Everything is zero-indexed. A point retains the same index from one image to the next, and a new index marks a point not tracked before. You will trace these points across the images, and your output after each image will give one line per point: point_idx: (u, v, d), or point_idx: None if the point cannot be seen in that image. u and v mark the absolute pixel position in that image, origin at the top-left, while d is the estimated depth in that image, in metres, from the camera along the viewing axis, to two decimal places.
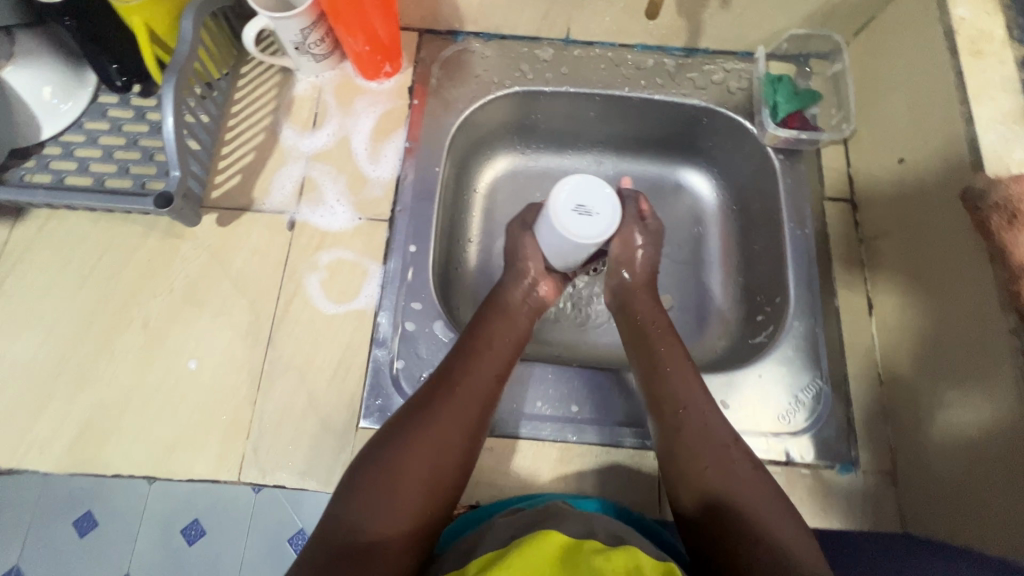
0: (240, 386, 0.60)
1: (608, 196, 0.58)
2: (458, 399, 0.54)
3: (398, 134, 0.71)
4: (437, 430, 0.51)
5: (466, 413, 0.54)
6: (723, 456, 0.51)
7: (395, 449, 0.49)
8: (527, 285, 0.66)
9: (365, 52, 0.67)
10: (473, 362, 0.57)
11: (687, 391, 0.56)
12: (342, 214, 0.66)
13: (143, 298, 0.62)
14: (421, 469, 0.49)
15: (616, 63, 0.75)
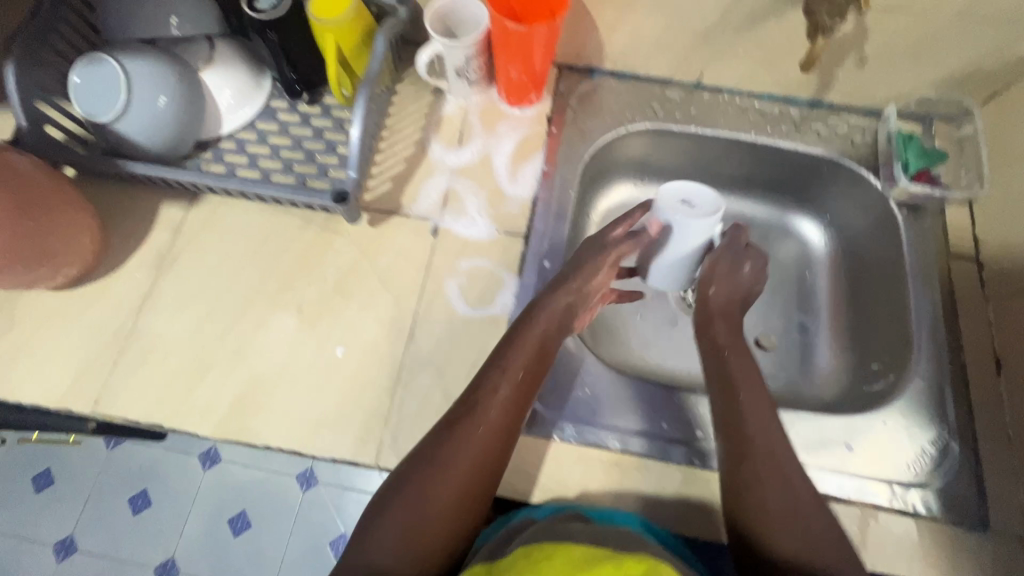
0: (383, 375, 0.63)
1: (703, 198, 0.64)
2: (462, 433, 0.53)
3: (537, 157, 0.75)
4: (453, 466, 0.52)
5: (485, 448, 0.53)
6: (784, 487, 0.53)
7: (403, 487, 0.51)
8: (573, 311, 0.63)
9: (515, 82, 0.74)
10: (473, 392, 0.56)
11: (760, 424, 0.57)
12: (482, 225, 0.71)
13: (298, 285, 0.67)
14: (422, 496, 0.51)
15: (743, 109, 0.79)
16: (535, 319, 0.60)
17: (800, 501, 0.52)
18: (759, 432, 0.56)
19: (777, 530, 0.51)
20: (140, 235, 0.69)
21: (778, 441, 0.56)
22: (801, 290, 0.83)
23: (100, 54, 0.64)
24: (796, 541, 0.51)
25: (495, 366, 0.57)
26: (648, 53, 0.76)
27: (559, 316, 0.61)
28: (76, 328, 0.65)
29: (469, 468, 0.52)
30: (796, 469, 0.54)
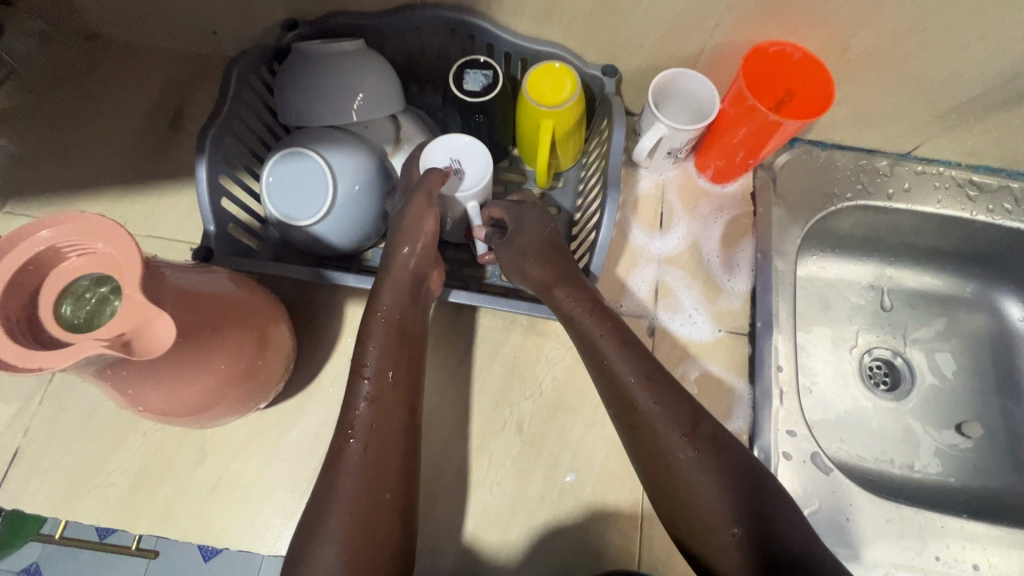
0: (624, 506, 0.57)
1: (479, 153, 0.58)
2: (344, 466, 0.47)
3: (748, 241, 0.69)
4: (342, 497, 0.46)
5: (372, 485, 0.46)
6: (704, 466, 0.47)
7: (323, 524, 0.45)
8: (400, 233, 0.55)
9: (725, 163, 0.67)
10: (352, 406, 0.49)
11: (644, 394, 0.50)
12: (702, 324, 0.65)
13: (514, 399, 0.61)
14: (332, 541, 0.44)
15: (959, 184, 0.73)
16: (384, 312, 0.53)
17: (720, 470, 0.47)
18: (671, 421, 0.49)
19: (722, 513, 0.45)
20: (330, 343, 0.62)
21: (659, 415, 0.49)
22: (1001, 371, 0.79)
23: (301, 147, 0.57)
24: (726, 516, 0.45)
25: (360, 374, 0.50)
26: (867, 125, 0.69)
27: (416, 269, 0.55)
28: (274, 457, 0.57)
29: (351, 493, 0.46)
30: (683, 442, 0.48)
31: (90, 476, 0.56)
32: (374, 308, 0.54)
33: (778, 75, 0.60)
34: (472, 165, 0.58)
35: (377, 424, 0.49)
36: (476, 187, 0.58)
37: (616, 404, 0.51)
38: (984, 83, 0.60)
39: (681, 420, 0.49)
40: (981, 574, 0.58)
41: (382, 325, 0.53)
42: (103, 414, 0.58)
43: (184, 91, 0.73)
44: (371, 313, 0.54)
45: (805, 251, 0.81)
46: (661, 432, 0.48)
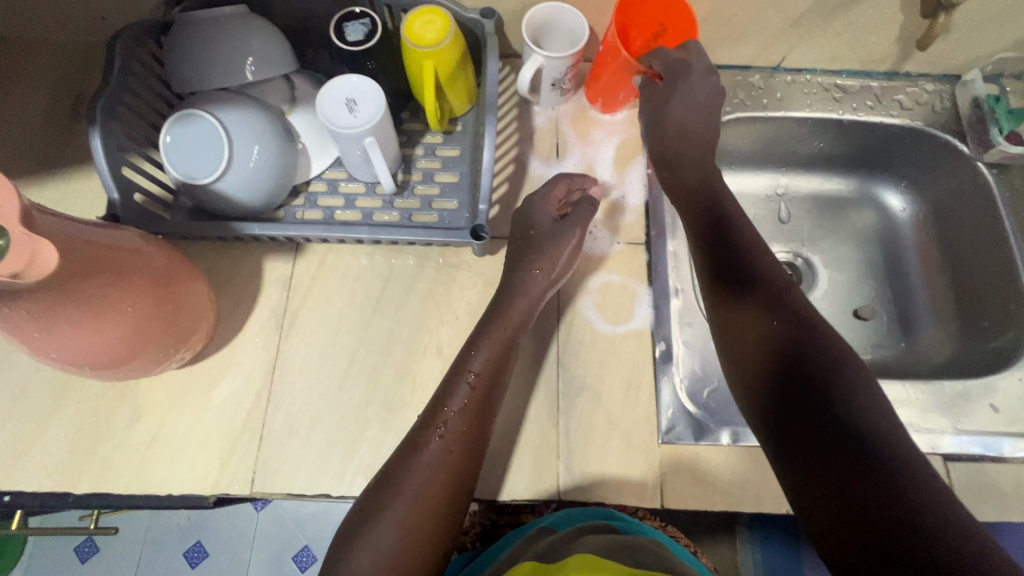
0: (542, 406, 0.62)
1: (376, 95, 0.61)
2: (422, 458, 0.54)
3: (639, 160, 0.74)
4: (412, 492, 0.53)
5: (447, 479, 0.54)
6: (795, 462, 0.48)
7: (388, 505, 0.52)
8: (526, 261, 0.63)
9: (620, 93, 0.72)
10: (451, 414, 0.56)
11: (757, 343, 0.56)
12: (603, 239, 0.70)
13: (433, 326, 0.65)
14: (393, 527, 0.51)
15: (825, 88, 0.80)
16: (512, 318, 0.61)
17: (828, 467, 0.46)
18: (807, 415, 0.50)
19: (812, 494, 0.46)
20: (251, 296, 0.65)
21: (762, 366, 0.55)
22: (890, 257, 0.86)
23: (194, 111, 0.60)
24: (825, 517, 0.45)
25: (464, 379, 0.57)
26: (734, 42, 0.75)
27: (542, 288, 0.62)
28: (208, 407, 0.60)
29: (419, 490, 0.53)
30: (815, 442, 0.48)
31: (28, 446, 0.58)
32: (498, 317, 0.60)
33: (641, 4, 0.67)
34: (367, 106, 0.61)
35: (463, 432, 0.55)
36: (368, 125, 0.60)
37: (737, 353, 0.57)
38: None
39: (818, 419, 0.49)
40: None
41: (495, 342, 0.59)
42: (34, 389, 0.60)
43: (83, 79, 0.74)
44: (488, 324, 0.60)
45: None
46: (764, 366, 0.55)
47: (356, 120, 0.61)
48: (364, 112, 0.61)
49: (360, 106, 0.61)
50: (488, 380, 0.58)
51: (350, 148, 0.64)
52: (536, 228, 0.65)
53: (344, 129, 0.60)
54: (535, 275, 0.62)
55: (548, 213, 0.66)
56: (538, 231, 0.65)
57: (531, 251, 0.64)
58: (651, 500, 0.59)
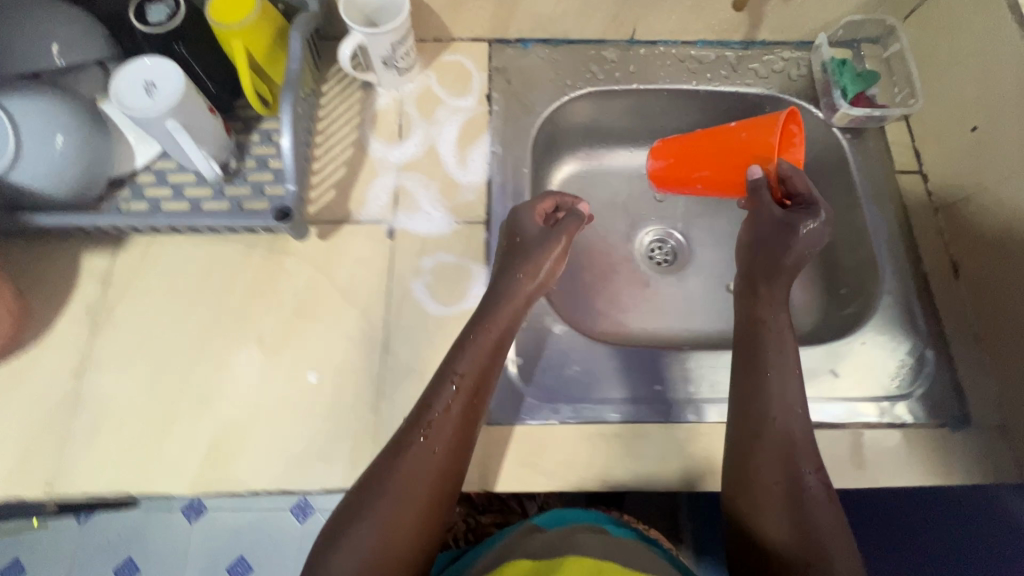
0: (365, 393, 0.60)
1: (174, 76, 0.59)
2: (407, 460, 0.50)
3: (483, 139, 0.72)
4: (411, 497, 0.49)
5: (427, 482, 0.50)
6: (792, 469, 0.52)
7: (365, 514, 0.48)
8: (506, 266, 0.61)
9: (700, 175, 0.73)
10: (436, 421, 0.52)
11: (779, 381, 0.56)
12: (439, 220, 0.68)
13: (256, 315, 0.63)
14: (400, 526, 0.48)
15: (681, 59, 0.78)
16: (491, 323, 0.57)
17: (795, 486, 0.51)
18: (785, 428, 0.54)
19: (774, 495, 0.51)
20: (63, 292, 0.62)
21: (777, 424, 0.54)
22: None
23: None
24: (772, 518, 0.50)
25: (450, 380, 0.54)
26: (577, 15, 0.74)
27: (526, 293, 0.60)
28: (10, 408, 0.58)
29: (405, 494, 0.49)
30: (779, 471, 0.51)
31: None
32: (485, 323, 0.58)
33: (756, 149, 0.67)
34: (166, 88, 0.58)
35: (457, 435, 0.52)
36: (164, 107, 0.58)
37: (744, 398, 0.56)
38: None
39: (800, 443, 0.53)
40: (696, 393, 0.64)
41: (484, 347, 0.56)
42: None
43: None
44: (479, 324, 0.58)
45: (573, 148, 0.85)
46: (765, 408, 0.54)
47: (155, 103, 0.58)
48: (162, 95, 0.58)
49: (158, 87, 0.58)
50: (473, 388, 0.55)
51: (158, 134, 0.61)
52: (518, 237, 0.63)
53: (139, 112, 0.58)
54: (524, 287, 0.60)
55: (536, 222, 0.64)
56: (518, 240, 0.62)
57: (523, 257, 0.61)
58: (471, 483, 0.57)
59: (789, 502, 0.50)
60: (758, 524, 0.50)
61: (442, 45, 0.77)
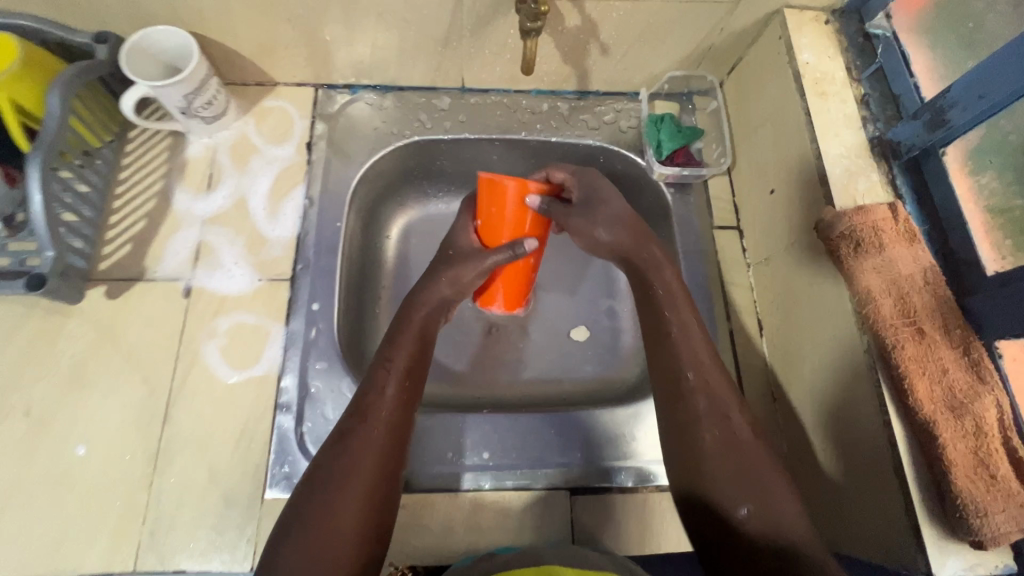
0: (137, 466, 0.57)
1: None
2: (354, 448, 0.48)
3: (298, 191, 0.70)
4: (365, 467, 0.48)
5: (380, 468, 0.49)
6: (727, 442, 0.49)
7: (318, 503, 0.45)
8: (455, 270, 0.61)
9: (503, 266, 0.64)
10: (371, 395, 0.52)
11: (688, 351, 0.54)
12: (240, 276, 0.66)
13: (25, 384, 0.59)
14: (357, 493, 0.46)
15: (513, 109, 0.78)
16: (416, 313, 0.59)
17: (737, 447, 0.49)
18: (705, 405, 0.51)
19: (710, 459, 0.49)
20: None
21: (703, 392, 0.51)
22: (606, 275, 0.86)
23: None
24: (728, 485, 0.47)
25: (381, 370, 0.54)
26: (399, 65, 0.72)
27: (444, 292, 0.61)
28: None
29: (353, 483, 0.47)
30: (717, 423, 0.50)
31: None
32: (405, 317, 0.59)
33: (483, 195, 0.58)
34: None
35: (403, 409, 0.52)
36: None
37: (659, 361, 0.54)
38: (444, 6, 0.63)
39: (730, 406, 0.51)
40: (489, 460, 0.61)
41: (409, 337, 0.57)
42: None
43: None
44: (401, 319, 0.59)
45: (419, 190, 0.83)
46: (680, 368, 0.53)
47: None
48: None
49: None
50: (407, 365, 0.55)
51: None
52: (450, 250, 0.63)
53: None
54: (445, 286, 0.60)
55: (472, 240, 0.63)
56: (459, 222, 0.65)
57: (449, 264, 0.62)
58: (243, 563, 0.55)
59: (761, 473, 0.48)
60: (716, 509, 0.47)
61: (266, 88, 0.75)
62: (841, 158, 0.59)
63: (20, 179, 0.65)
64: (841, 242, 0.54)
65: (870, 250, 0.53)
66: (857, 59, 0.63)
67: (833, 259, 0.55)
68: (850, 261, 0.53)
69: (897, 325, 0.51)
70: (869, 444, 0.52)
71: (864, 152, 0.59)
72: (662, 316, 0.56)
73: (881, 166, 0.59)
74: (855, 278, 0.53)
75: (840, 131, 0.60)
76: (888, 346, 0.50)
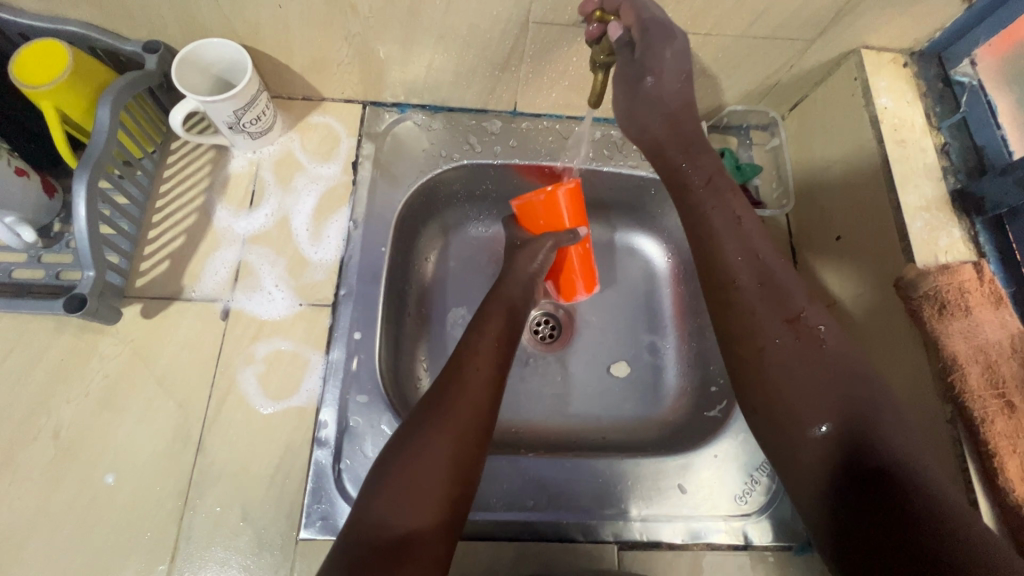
0: (165, 499, 0.55)
1: None
2: (453, 400, 0.51)
3: (342, 212, 0.68)
4: (464, 411, 0.51)
5: (476, 412, 0.51)
6: (803, 347, 0.48)
7: (422, 441, 0.48)
8: (529, 248, 0.69)
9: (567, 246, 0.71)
10: (469, 351, 0.56)
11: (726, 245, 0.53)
12: (281, 300, 0.63)
13: (53, 406, 0.56)
14: (450, 444, 0.48)
15: (564, 135, 0.75)
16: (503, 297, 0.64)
17: (814, 357, 0.47)
18: (767, 317, 0.50)
19: (782, 356, 0.48)
20: None
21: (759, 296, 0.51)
22: (648, 308, 0.82)
23: None
24: (810, 391, 0.46)
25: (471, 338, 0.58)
26: (453, 87, 0.70)
27: (529, 276, 0.67)
28: None
29: (452, 423, 0.49)
30: (783, 330, 0.49)
31: None
32: (496, 291, 0.65)
33: (530, 198, 0.68)
34: None
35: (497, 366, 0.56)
36: None
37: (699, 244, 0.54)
38: (509, 32, 0.61)
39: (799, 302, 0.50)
40: (535, 509, 0.59)
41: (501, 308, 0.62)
42: None
43: None
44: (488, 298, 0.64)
45: (461, 211, 0.79)
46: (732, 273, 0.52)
47: None
48: None
49: None
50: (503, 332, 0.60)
51: None
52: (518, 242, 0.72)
53: None
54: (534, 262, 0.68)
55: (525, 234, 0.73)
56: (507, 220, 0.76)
57: (519, 252, 0.70)
58: None
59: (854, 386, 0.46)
60: (796, 420, 0.46)
61: (313, 103, 0.73)
62: (920, 211, 0.56)
63: (57, 190, 0.63)
64: (924, 303, 0.51)
65: (955, 313, 0.50)
66: (936, 105, 0.61)
67: (914, 319, 0.52)
68: (935, 325, 0.50)
69: (984, 397, 0.47)
70: None
71: (944, 206, 0.56)
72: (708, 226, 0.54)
73: (961, 221, 0.56)
74: (941, 342, 0.50)
75: (919, 182, 0.57)
76: (976, 418, 0.47)
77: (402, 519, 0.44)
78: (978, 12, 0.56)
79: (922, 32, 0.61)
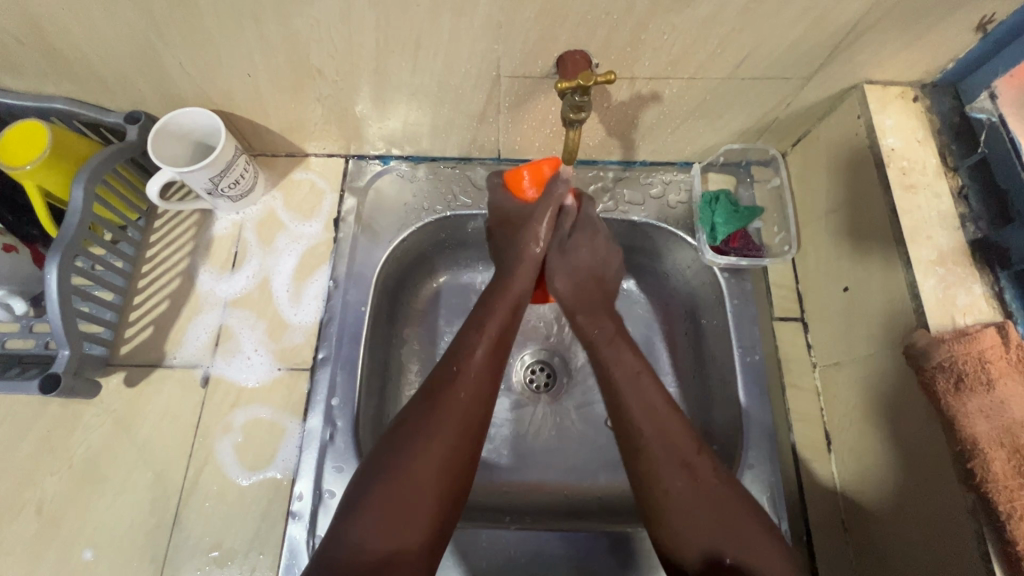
0: (144, 573, 0.55)
1: None
2: (455, 392, 0.50)
3: (323, 270, 0.68)
4: (455, 416, 0.49)
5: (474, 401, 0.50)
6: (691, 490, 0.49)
7: (422, 447, 0.47)
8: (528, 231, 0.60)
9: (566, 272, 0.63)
10: (438, 409, 0.49)
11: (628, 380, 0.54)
12: (259, 365, 0.63)
13: (38, 479, 0.57)
14: (442, 452, 0.47)
15: None
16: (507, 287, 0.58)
17: (704, 494, 0.49)
18: (643, 404, 0.53)
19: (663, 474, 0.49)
20: None
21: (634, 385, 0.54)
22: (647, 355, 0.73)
23: None
24: (705, 535, 0.47)
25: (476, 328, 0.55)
26: (433, 138, 0.68)
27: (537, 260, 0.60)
28: None
29: (454, 428, 0.48)
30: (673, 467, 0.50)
31: None
32: (499, 284, 0.59)
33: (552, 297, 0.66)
34: None
35: (478, 404, 0.50)
36: None
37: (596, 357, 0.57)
38: (480, 86, 0.58)
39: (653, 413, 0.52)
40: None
41: (506, 305, 0.57)
42: None
43: None
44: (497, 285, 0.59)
45: (450, 258, 0.75)
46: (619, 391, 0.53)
47: None
48: None
49: None
50: (498, 334, 0.55)
51: None
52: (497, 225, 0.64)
53: None
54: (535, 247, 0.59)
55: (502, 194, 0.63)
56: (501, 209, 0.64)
57: (514, 238, 0.61)
58: None
59: (736, 525, 0.47)
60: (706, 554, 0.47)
61: (296, 159, 0.72)
62: (933, 265, 0.50)
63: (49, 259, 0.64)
64: (938, 376, 0.45)
65: (975, 388, 0.44)
66: (951, 143, 0.55)
67: (927, 392, 0.46)
68: (950, 401, 0.45)
69: (1011, 489, 0.41)
70: (959, 566, 0.45)
71: (962, 258, 0.51)
72: (621, 389, 0.54)
73: (982, 274, 0.50)
74: (957, 422, 0.44)
75: (932, 232, 0.52)
76: (1001, 512, 0.42)
77: (386, 536, 0.43)
78: (994, 42, 0.51)
79: (933, 62, 0.55)
